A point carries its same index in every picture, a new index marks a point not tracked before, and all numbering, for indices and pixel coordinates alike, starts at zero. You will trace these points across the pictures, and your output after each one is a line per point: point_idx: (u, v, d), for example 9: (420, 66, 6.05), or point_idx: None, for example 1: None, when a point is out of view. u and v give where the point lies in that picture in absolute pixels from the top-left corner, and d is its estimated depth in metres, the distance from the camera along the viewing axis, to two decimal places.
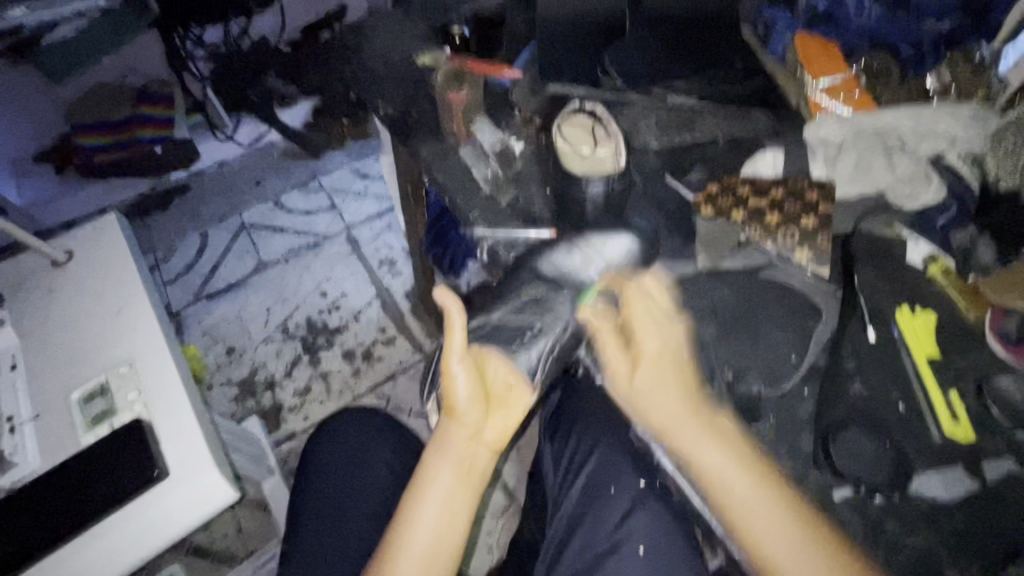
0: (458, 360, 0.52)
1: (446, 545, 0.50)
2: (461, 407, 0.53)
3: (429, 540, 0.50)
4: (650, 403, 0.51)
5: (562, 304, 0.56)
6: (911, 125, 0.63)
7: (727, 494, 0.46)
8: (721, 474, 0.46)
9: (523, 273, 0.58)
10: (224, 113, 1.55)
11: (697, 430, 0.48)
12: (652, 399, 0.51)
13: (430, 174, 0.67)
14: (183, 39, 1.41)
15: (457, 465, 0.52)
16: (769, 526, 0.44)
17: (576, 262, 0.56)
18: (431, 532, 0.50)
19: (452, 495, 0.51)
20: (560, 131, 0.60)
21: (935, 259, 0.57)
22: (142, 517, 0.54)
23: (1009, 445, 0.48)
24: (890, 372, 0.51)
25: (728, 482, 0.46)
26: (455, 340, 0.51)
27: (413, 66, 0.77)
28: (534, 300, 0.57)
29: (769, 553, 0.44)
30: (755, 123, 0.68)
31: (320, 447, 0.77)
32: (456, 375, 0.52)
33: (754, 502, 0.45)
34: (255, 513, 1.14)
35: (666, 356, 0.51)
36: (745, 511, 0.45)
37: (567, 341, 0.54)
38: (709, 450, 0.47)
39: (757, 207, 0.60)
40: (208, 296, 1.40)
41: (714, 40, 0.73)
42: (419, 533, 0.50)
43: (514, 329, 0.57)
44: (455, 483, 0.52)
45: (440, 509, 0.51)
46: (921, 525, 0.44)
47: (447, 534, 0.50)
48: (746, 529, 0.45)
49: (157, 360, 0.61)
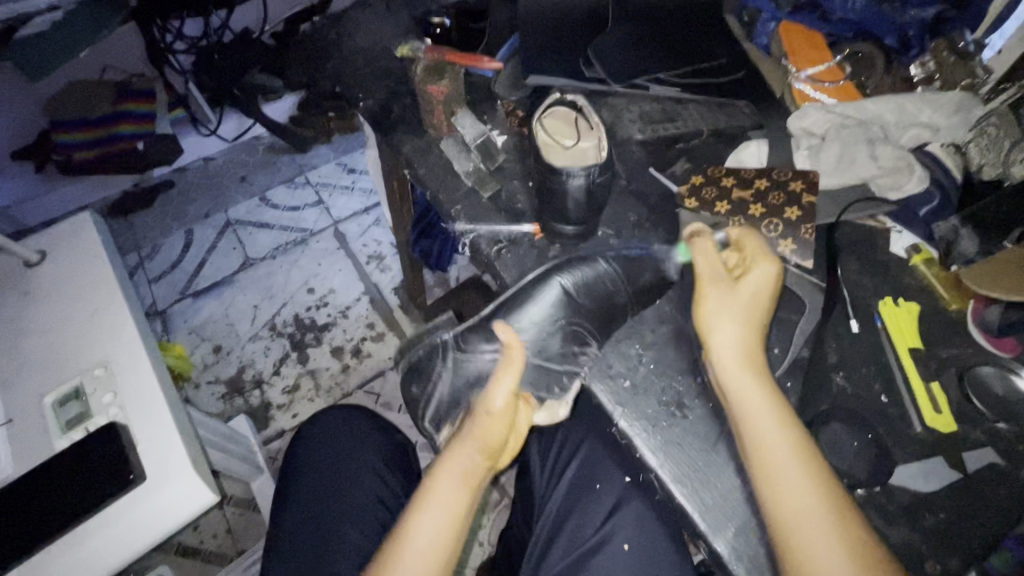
0: (508, 393, 0.53)
1: (449, 553, 0.48)
2: (492, 436, 0.52)
3: (430, 546, 0.48)
4: (727, 329, 0.47)
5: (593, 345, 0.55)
6: (895, 116, 0.62)
7: (766, 451, 0.42)
8: (763, 424, 0.43)
9: (552, 311, 0.58)
10: (207, 106, 1.51)
11: (752, 379, 0.45)
12: (718, 330, 0.48)
13: (411, 170, 0.66)
14: (161, 31, 1.35)
15: (463, 476, 0.51)
16: (802, 495, 0.40)
17: (584, 286, 0.57)
18: (434, 541, 0.48)
19: (456, 508, 0.50)
20: (541, 122, 0.59)
21: (918, 249, 0.56)
22: (120, 521, 0.53)
23: (989, 435, 0.48)
24: (872, 363, 0.51)
25: (762, 440, 0.43)
26: (509, 376, 0.53)
27: (395, 59, 0.76)
28: (565, 338, 0.57)
29: (796, 520, 0.40)
30: (739, 114, 0.67)
31: (304, 446, 0.76)
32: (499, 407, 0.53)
33: (792, 458, 0.41)
34: (244, 513, 1.13)
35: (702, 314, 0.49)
36: (780, 475, 0.41)
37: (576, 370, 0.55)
38: (761, 403, 0.44)
39: (741, 198, 0.58)
40: (194, 294, 1.38)
41: (698, 29, 0.71)
42: (425, 534, 0.48)
43: (545, 372, 0.58)
44: (458, 493, 0.50)
45: (444, 519, 0.49)
46: (903, 518, 0.44)
47: (448, 545, 0.48)
48: (773, 485, 0.41)
49: (134, 361, 0.60)
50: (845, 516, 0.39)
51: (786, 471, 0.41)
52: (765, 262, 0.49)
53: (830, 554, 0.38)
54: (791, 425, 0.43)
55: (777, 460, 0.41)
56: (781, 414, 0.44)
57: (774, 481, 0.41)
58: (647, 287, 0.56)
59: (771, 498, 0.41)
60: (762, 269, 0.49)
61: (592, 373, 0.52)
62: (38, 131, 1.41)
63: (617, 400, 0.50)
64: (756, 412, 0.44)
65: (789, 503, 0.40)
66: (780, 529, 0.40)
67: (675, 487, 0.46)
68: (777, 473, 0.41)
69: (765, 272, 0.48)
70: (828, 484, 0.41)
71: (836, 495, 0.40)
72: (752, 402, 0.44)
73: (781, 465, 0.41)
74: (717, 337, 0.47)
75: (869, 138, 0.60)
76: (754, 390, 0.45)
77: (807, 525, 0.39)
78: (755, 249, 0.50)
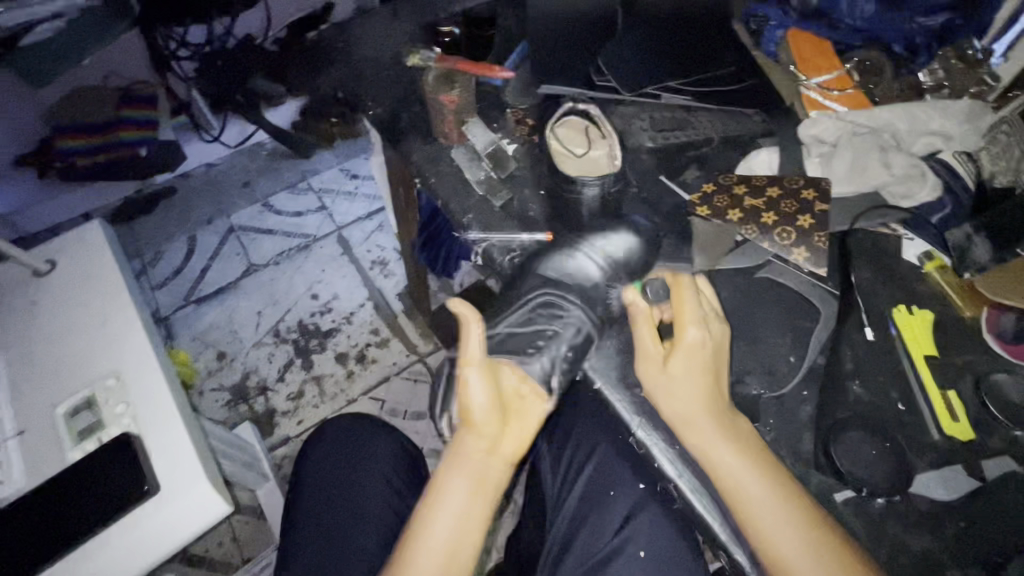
0: (478, 365, 0.50)
1: (465, 550, 0.48)
2: (476, 414, 0.49)
3: (444, 542, 0.48)
4: (678, 392, 0.47)
5: (569, 306, 0.53)
6: (906, 123, 0.62)
7: (742, 493, 0.43)
8: (738, 467, 0.44)
9: (542, 285, 0.55)
10: (209, 112, 1.52)
11: (715, 428, 0.45)
12: (675, 390, 0.47)
13: (422, 178, 0.66)
14: (166, 39, 1.36)
15: (469, 468, 0.50)
16: (779, 523, 0.42)
17: (576, 265, 0.55)
18: (445, 539, 0.48)
19: (467, 502, 0.49)
20: (553, 131, 0.60)
21: (931, 256, 0.56)
22: (135, 531, 0.53)
23: (1007, 443, 0.48)
24: (888, 372, 0.51)
25: (741, 481, 0.43)
26: (472, 344, 0.50)
27: (403, 68, 0.76)
28: (541, 305, 0.54)
29: (782, 555, 0.41)
30: (749, 121, 0.67)
31: (314, 455, 0.76)
32: (472, 386, 0.49)
33: (765, 492, 0.43)
34: (249, 520, 1.12)
35: (657, 389, 0.48)
36: (756, 509, 0.42)
37: (575, 345, 0.52)
38: (727, 452, 0.44)
39: (753, 206, 0.58)
40: (197, 301, 1.38)
41: (709, 36, 0.72)
42: (436, 534, 0.48)
43: (524, 336, 0.53)
44: (465, 489, 0.49)
45: (454, 518, 0.49)
46: (924, 526, 0.44)
47: (462, 539, 0.48)
48: (758, 527, 0.42)
49: (145, 371, 0.60)
50: (826, 538, 0.41)
51: (764, 507, 0.42)
52: (689, 326, 0.48)
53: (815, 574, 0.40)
54: (758, 461, 0.44)
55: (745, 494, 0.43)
56: (743, 445, 0.45)
57: (756, 518, 0.42)
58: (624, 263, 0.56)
59: (757, 536, 0.42)
60: (692, 332, 0.48)
61: (608, 383, 0.52)
62: (37, 140, 1.35)
63: (637, 414, 0.50)
64: (723, 457, 0.44)
65: (767, 530, 0.42)
66: (768, 558, 0.42)
67: (696, 499, 0.46)
68: (749, 507, 0.42)
69: (694, 334, 0.48)
70: (805, 509, 0.42)
71: (812, 513, 0.42)
72: (717, 447, 0.45)
73: (754, 499, 0.42)
74: (673, 395, 0.47)
75: (881, 146, 0.60)
76: (717, 432, 0.45)
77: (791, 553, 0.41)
78: (690, 308, 0.49)
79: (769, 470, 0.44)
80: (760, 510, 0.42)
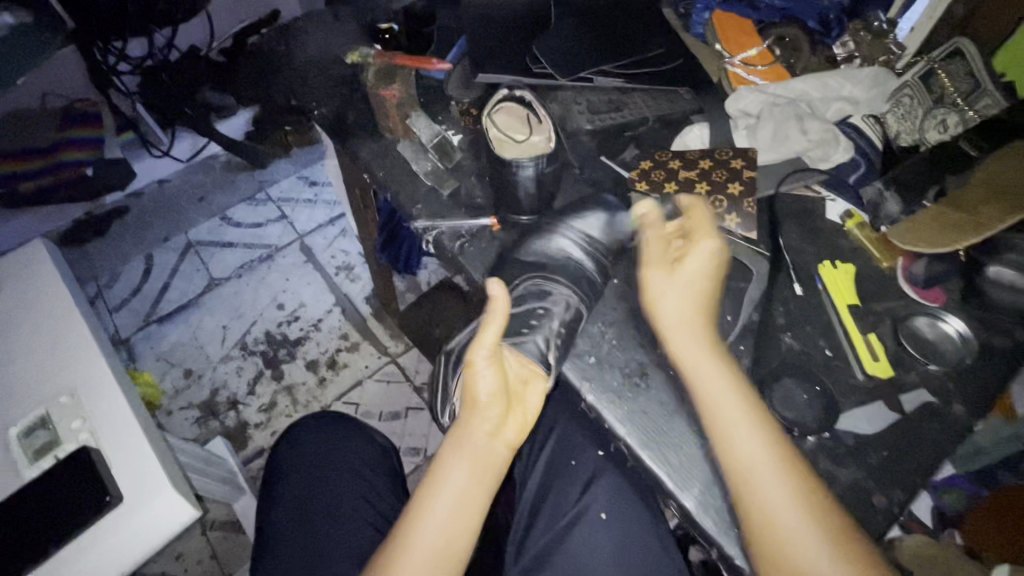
0: (487, 349, 0.49)
1: (462, 535, 0.47)
2: (484, 397, 0.49)
3: (439, 536, 0.46)
4: (676, 305, 0.51)
5: (551, 283, 0.57)
6: (820, 92, 0.67)
7: (724, 421, 0.46)
8: (721, 398, 0.47)
9: (530, 275, 0.59)
10: (159, 129, 1.47)
11: (705, 352, 0.49)
12: (666, 301, 0.51)
13: (371, 173, 0.67)
14: (103, 53, 1.31)
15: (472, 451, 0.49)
16: (762, 463, 0.44)
17: (564, 249, 0.59)
18: (445, 528, 0.47)
19: (465, 492, 0.48)
20: (492, 119, 0.63)
21: (852, 214, 0.60)
22: (102, 544, 0.52)
23: (924, 377, 0.52)
24: (815, 322, 0.54)
25: (730, 420, 0.46)
26: (490, 329, 0.48)
27: (345, 67, 0.76)
28: (532, 286, 0.58)
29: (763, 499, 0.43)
30: (678, 99, 0.70)
31: (285, 458, 0.76)
32: (483, 368, 0.49)
33: (750, 431, 0.45)
34: (229, 536, 1.11)
35: (657, 300, 0.52)
36: (739, 443, 0.45)
37: (568, 321, 0.54)
38: (715, 372, 0.48)
39: (687, 178, 0.61)
40: (159, 319, 1.35)
41: (638, 23, 0.75)
42: (435, 523, 0.47)
43: (519, 315, 0.57)
44: (469, 478, 0.48)
45: (452, 503, 0.48)
46: (850, 458, 0.48)
47: (466, 524, 0.48)
48: (741, 461, 0.44)
49: (102, 385, 0.59)
50: (806, 494, 0.43)
51: (751, 448, 0.45)
52: (704, 237, 0.52)
53: (794, 522, 0.42)
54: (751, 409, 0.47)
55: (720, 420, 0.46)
56: (739, 391, 0.47)
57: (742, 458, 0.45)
58: (600, 241, 0.59)
59: (741, 486, 0.44)
60: (700, 246, 0.52)
61: (574, 367, 0.53)
62: None
63: (584, 376, 0.52)
64: (711, 381, 0.48)
65: (748, 463, 0.44)
66: (754, 516, 0.43)
67: (645, 453, 0.48)
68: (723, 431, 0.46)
69: (710, 246, 0.52)
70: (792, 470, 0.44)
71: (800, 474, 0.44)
72: (705, 368, 0.48)
73: (735, 428, 0.45)
74: (666, 306, 0.51)
75: (799, 114, 0.63)
76: (708, 356, 0.49)
77: (769, 495, 0.43)
78: (700, 223, 0.53)
79: (764, 423, 0.46)
80: (746, 445, 0.45)
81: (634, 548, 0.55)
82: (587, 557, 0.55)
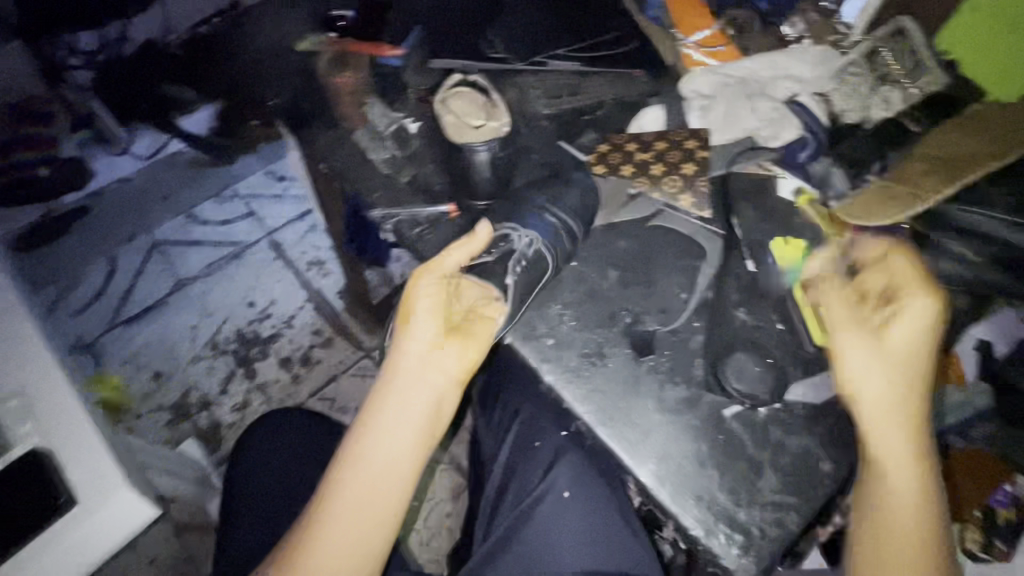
0: (438, 275, 0.53)
1: (398, 462, 0.49)
2: (425, 319, 0.52)
3: (380, 461, 0.48)
4: (871, 372, 0.48)
5: (511, 229, 0.56)
6: (767, 71, 0.69)
7: (886, 496, 0.45)
8: (891, 472, 0.46)
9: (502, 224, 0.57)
10: (115, 124, 1.34)
11: (901, 429, 0.47)
12: (858, 368, 0.49)
13: (327, 163, 0.66)
14: (56, 48, 1.25)
15: (408, 375, 0.50)
16: (903, 544, 0.44)
17: (542, 207, 0.58)
18: (384, 449, 0.49)
19: (407, 412, 0.50)
20: (446, 106, 0.62)
21: (803, 192, 0.60)
22: (56, 548, 0.51)
23: None
24: (769, 297, 0.56)
25: (895, 494, 0.45)
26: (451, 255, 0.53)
27: (297, 55, 0.74)
28: (497, 229, 0.56)
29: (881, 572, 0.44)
30: (635, 82, 0.70)
31: (248, 459, 0.74)
32: (427, 291, 0.52)
33: (909, 513, 0.45)
34: (204, 537, 1.10)
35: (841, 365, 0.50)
36: (895, 521, 0.45)
37: (530, 261, 0.54)
38: (901, 444, 0.47)
39: (643, 160, 0.62)
40: (124, 322, 1.32)
41: (594, 11, 0.75)
42: (377, 444, 0.49)
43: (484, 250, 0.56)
44: (410, 399, 0.50)
45: (393, 427, 0.49)
46: (797, 426, 0.50)
47: (403, 453, 0.49)
48: (873, 528, 0.45)
49: (50, 389, 0.57)
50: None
51: (899, 527, 0.45)
52: (914, 293, 0.49)
53: None
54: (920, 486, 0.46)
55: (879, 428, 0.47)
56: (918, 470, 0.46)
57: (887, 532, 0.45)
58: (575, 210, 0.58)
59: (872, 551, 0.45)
60: (912, 304, 0.49)
61: (516, 335, 0.54)
62: None
63: (542, 357, 0.53)
64: (891, 447, 0.46)
65: (895, 537, 0.44)
66: None
67: (602, 430, 0.50)
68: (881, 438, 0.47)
69: (918, 304, 0.49)
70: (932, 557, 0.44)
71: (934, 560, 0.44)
72: (892, 443, 0.47)
73: (897, 500, 0.45)
74: (858, 375, 0.49)
75: (748, 94, 0.66)
76: (901, 431, 0.47)
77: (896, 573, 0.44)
78: (908, 284, 0.50)
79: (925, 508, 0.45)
80: (891, 517, 0.45)
81: (598, 523, 0.56)
82: (552, 534, 0.56)
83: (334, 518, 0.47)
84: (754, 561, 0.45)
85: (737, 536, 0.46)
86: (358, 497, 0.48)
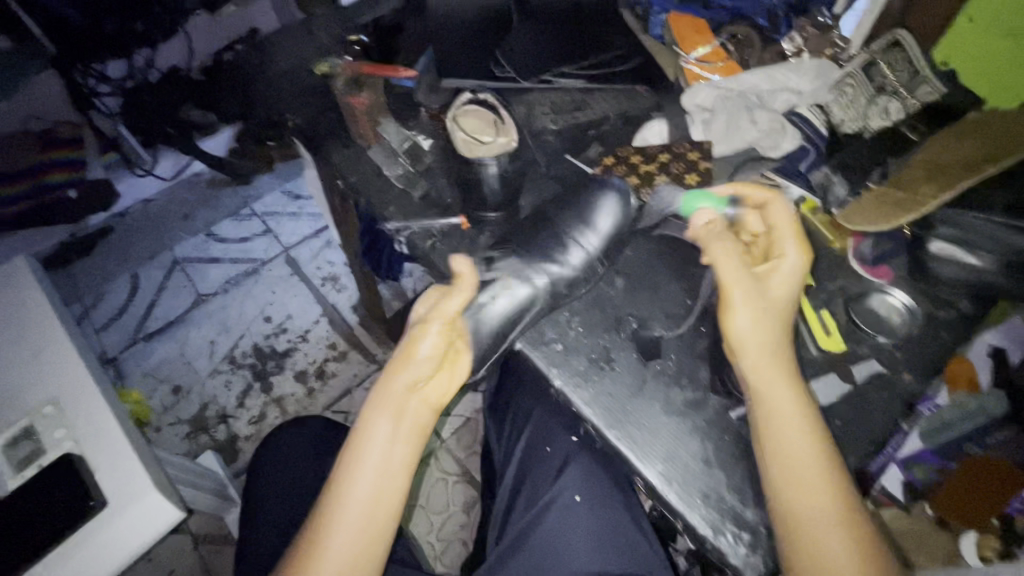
0: (441, 320, 0.50)
1: (389, 491, 0.47)
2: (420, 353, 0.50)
3: (370, 489, 0.47)
4: (755, 344, 0.48)
5: (528, 255, 0.56)
6: (767, 84, 0.71)
7: (797, 465, 0.44)
8: (797, 445, 0.45)
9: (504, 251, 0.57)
10: (141, 147, 1.45)
11: (802, 427, 0.46)
12: (749, 340, 0.48)
13: (343, 179, 0.69)
14: (84, 76, 1.29)
15: (392, 409, 0.49)
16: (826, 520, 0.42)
17: (570, 239, 0.56)
18: (375, 479, 0.47)
19: (392, 441, 0.48)
20: (458, 123, 0.63)
21: (805, 200, 0.63)
22: (88, 545, 0.54)
23: (874, 349, 0.55)
24: None
25: (807, 470, 0.44)
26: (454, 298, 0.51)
27: (315, 78, 0.78)
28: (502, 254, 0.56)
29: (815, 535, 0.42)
30: (638, 97, 0.72)
31: (268, 465, 0.77)
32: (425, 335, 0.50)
33: (820, 487, 0.43)
34: (221, 548, 1.11)
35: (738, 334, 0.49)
36: (805, 499, 0.43)
37: (525, 289, 0.54)
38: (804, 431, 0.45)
39: (647, 172, 0.65)
40: (146, 337, 1.36)
41: (600, 24, 0.78)
42: (366, 473, 0.47)
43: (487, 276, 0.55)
44: (396, 429, 0.49)
45: (383, 453, 0.48)
46: None
47: (390, 484, 0.47)
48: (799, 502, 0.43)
49: (83, 395, 0.60)
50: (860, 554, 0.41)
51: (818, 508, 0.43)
52: (786, 249, 0.51)
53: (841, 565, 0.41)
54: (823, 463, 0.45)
55: (791, 436, 0.45)
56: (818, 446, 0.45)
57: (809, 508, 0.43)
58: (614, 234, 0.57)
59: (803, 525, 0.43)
60: (788, 259, 0.51)
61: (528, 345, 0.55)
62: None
63: (551, 362, 0.54)
64: (795, 435, 0.45)
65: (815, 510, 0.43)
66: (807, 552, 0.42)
67: (610, 431, 0.51)
68: (775, 426, 0.46)
69: (796, 260, 0.51)
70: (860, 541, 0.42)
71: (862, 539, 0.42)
72: (792, 434, 0.45)
73: (807, 466, 0.44)
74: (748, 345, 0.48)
75: (748, 106, 0.68)
76: (797, 424, 0.46)
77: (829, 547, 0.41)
78: (783, 241, 0.52)
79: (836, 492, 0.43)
80: (806, 483, 0.44)
81: (608, 527, 0.57)
82: (564, 539, 0.57)
83: (325, 554, 0.45)
84: (761, 559, 0.45)
85: (744, 534, 0.46)
86: (354, 529, 0.46)
